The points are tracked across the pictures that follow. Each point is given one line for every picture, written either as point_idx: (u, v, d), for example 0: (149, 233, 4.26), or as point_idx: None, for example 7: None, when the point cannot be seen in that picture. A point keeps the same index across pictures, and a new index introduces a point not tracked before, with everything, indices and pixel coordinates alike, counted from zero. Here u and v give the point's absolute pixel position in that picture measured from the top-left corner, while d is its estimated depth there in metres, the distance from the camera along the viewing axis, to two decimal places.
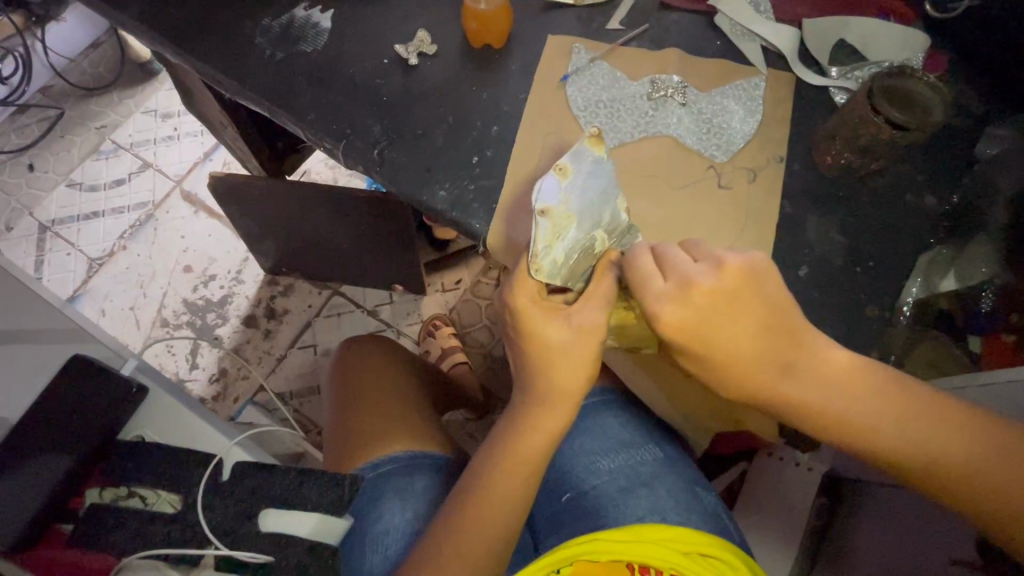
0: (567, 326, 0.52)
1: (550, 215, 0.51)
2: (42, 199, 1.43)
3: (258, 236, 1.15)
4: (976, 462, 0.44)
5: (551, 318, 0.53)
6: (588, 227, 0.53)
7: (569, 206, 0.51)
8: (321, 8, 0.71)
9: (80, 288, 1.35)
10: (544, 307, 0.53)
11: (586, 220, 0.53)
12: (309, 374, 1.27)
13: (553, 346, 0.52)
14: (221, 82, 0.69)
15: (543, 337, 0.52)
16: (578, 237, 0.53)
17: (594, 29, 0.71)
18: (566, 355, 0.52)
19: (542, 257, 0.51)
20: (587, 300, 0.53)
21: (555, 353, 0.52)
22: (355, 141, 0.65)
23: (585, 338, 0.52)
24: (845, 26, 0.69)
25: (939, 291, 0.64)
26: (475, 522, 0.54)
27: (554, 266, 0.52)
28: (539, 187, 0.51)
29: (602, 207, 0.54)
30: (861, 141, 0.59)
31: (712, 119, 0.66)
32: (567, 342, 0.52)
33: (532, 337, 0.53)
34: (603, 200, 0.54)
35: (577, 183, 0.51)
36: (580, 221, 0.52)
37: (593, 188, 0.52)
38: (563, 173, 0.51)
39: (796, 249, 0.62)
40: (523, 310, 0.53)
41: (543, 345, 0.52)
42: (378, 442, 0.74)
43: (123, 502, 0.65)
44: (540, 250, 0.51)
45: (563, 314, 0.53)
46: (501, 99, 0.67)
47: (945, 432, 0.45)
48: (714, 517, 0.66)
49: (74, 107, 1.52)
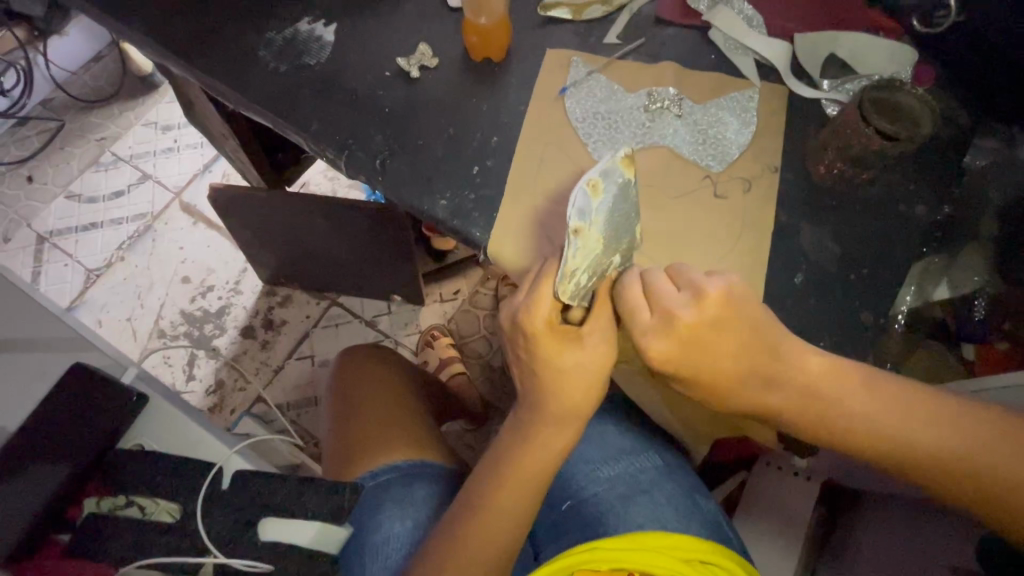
0: (581, 350, 0.53)
1: (582, 234, 0.52)
2: (40, 210, 1.44)
3: (257, 247, 1.15)
4: (959, 457, 0.45)
5: (566, 342, 0.53)
6: (610, 250, 0.54)
7: (599, 228, 0.52)
8: (324, 22, 0.73)
9: (77, 299, 1.34)
10: (558, 333, 0.53)
11: (611, 243, 0.54)
12: (307, 385, 1.26)
13: (568, 369, 0.53)
14: (225, 94, 0.70)
15: (558, 360, 0.53)
16: (600, 259, 0.53)
17: (592, 43, 0.72)
18: (579, 374, 0.53)
19: (569, 278, 0.52)
20: (598, 321, 0.54)
21: (568, 373, 0.53)
22: (357, 151, 0.66)
23: (599, 362, 0.53)
24: (835, 40, 0.71)
25: (933, 299, 0.66)
26: (477, 528, 0.54)
27: (575, 291, 0.52)
28: (571, 203, 0.51)
29: (625, 231, 0.55)
30: (852, 151, 0.60)
31: (707, 130, 0.67)
32: (581, 363, 0.53)
33: (547, 359, 0.53)
34: (626, 222, 0.55)
35: (608, 204, 0.52)
36: (605, 244, 0.53)
37: (619, 211, 0.53)
38: (596, 191, 0.52)
39: (791, 257, 0.63)
40: (539, 333, 0.52)
41: (557, 366, 0.53)
42: (380, 454, 0.74)
43: (122, 512, 0.64)
44: (569, 270, 0.51)
45: (575, 337, 0.53)
46: (501, 111, 0.68)
47: (943, 430, 0.46)
48: (715, 524, 0.66)
49: (74, 119, 1.53)
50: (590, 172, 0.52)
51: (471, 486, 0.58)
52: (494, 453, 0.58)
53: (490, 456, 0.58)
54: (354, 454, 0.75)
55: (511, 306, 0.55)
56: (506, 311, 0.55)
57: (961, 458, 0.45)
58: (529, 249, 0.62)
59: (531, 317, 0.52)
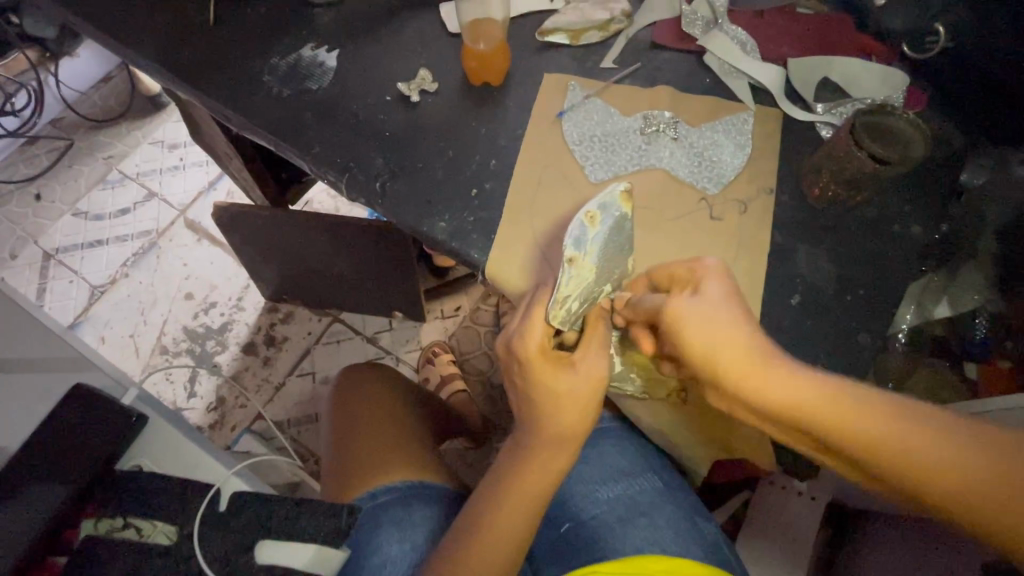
0: (575, 375, 0.53)
1: (576, 263, 0.51)
2: (47, 228, 1.45)
3: (259, 264, 1.16)
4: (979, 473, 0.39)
5: (560, 366, 0.54)
6: (602, 278, 0.55)
7: (593, 258, 0.52)
8: (327, 48, 0.75)
9: (80, 315, 1.35)
10: (551, 358, 0.54)
11: (603, 273, 0.54)
12: (307, 402, 1.26)
13: (554, 393, 0.53)
14: (229, 117, 0.72)
15: (552, 384, 0.53)
16: (593, 288, 0.54)
17: (589, 67, 0.74)
18: (566, 400, 0.53)
19: (561, 305, 0.52)
20: (589, 348, 0.55)
21: (560, 397, 0.53)
22: (357, 174, 0.67)
23: (593, 386, 0.54)
24: (828, 64, 0.72)
25: (933, 317, 0.64)
26: (477, 554, 0.54)
27: (566, 318, 0.53)
28: (567, 234, 0.50)
29: (617, 259, 0.56)
30: (847, 174, 0.61)
31: (703, 153, 0.68)
32: (575, 387, 0.53)
33: (540, 385, 0.53)
34: (619, 251, 0.55)
35: (604, 235, 0.51)
36: (598, 274, 0.54)
37: (613, 243, 0.53)
38: (591, 222, 0.51)
39: (788, 278, 0.63)
40: (532, 360, 0.53)
41: (550, 390, 0.53)
42: (377, 474, 0.74)
43: (118, 534, 0.63)
44: (561, 297, 0.52)
45: (569, 364, 0.54)
46: (500, 134, 0.69)
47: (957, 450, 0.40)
48: (716, 548, 0.65)
49: (83, 138, 1.56)
50: (587, 204, 0.51)
51: (470, 507, 0.58)
52: (492, 475, 0.58)
53: (487, 478, 0.58)
54: (350, 475, 0.75)
55: (505, 331, 0.56)
56: (502, 338, 0.56)
57: (976, 476, 0.39)
58: (527, 270, 0.63)
59: (521, 341, 0.53)
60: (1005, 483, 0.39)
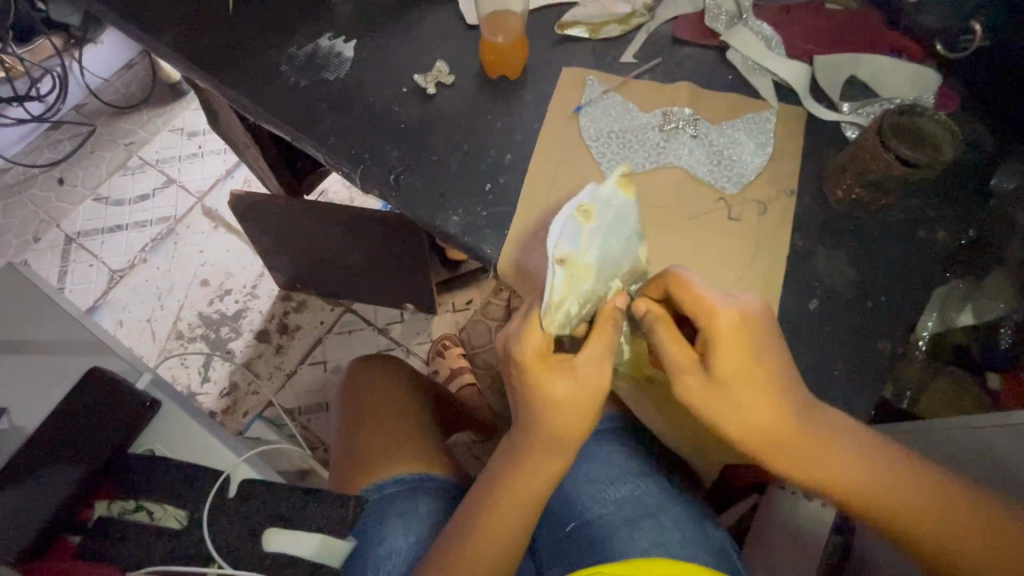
0: (573, 380, 0.53)
1: (567, 262, 0.54)
2: (69, 212, 1.48)
3: (274, 253, 1.17)
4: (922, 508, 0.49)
5: (557, 370, 0.53)
6: (605, 277, 0.58)
7: (587, 257, 0.56)
8: (344, 38, 0.74)
9: (100, 299, 1.38)
10: (550, 361, 0.53)
11: (602, 272, 0.57)
12: (318, 391, 1.27)
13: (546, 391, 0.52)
14: (246, 107, 0.72)
15: (548, 387, 0.52)
16: (591, 287, 0.57)
17: (608, 61, 0.72)
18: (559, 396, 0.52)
19: (557, 309, 0.54)
20: (592, 353, 0.54)
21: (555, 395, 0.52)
22: (371, 166, 0.67)
23: (591, 393, 0.53)
24: (855, 63, 0.70)
25: (955, 325, 0.67)
26: (473, 559, 0.54)
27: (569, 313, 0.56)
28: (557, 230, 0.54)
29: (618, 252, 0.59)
30: (871, 176, 0.60)
31: (723, 151, 0.67)
32: (570, 391, 0.52)
33: (535, 388, 0.53)
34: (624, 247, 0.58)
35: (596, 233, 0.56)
36: (595, 272, 0.57)
37: (609, 241, 0.57)
38: (584, 219, 0.55)
39: (806, 283, 0.62)
40: (529, 361, 0.53)
41: (545, 395, 0.53)
42: (380, 466, 0.75)
43: (131, 516, 0.64)
44: (556, 300, 0.54)
45: (568, 368, 0.53)
46: (516, 128, 0.68)
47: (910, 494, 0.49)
48: (723, 553, 0.64)
49: (105, 124, 1.58)
50: (580, 201, 0.55)
51: (472, 498, 0.58)
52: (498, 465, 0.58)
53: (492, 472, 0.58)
54: (354, 466, 0.76)
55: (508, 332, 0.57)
56: (503, 339, 0.56)
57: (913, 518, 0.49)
58: (539, 267, 0.62)
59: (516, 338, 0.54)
60: (933, 523, 0.49)
